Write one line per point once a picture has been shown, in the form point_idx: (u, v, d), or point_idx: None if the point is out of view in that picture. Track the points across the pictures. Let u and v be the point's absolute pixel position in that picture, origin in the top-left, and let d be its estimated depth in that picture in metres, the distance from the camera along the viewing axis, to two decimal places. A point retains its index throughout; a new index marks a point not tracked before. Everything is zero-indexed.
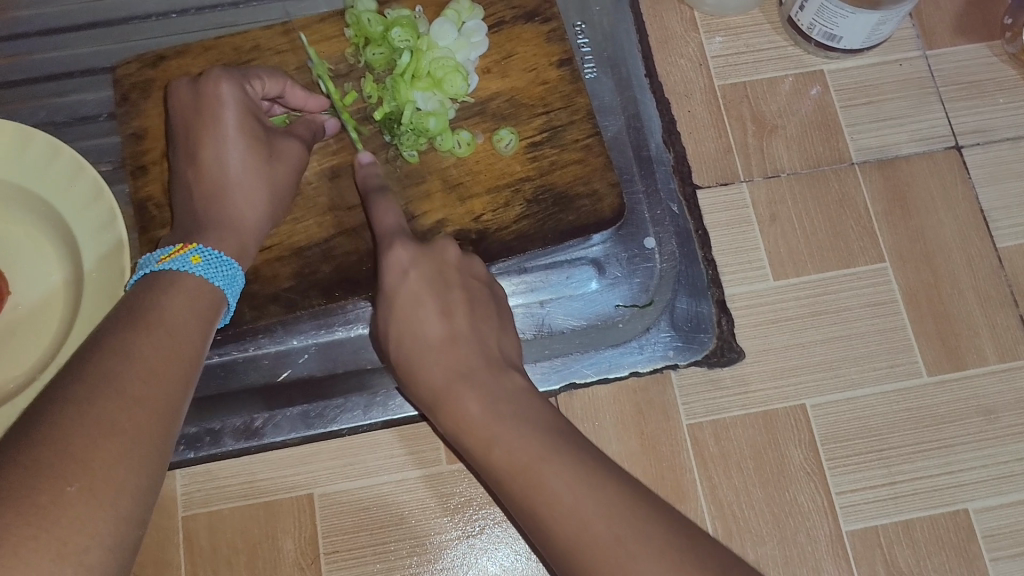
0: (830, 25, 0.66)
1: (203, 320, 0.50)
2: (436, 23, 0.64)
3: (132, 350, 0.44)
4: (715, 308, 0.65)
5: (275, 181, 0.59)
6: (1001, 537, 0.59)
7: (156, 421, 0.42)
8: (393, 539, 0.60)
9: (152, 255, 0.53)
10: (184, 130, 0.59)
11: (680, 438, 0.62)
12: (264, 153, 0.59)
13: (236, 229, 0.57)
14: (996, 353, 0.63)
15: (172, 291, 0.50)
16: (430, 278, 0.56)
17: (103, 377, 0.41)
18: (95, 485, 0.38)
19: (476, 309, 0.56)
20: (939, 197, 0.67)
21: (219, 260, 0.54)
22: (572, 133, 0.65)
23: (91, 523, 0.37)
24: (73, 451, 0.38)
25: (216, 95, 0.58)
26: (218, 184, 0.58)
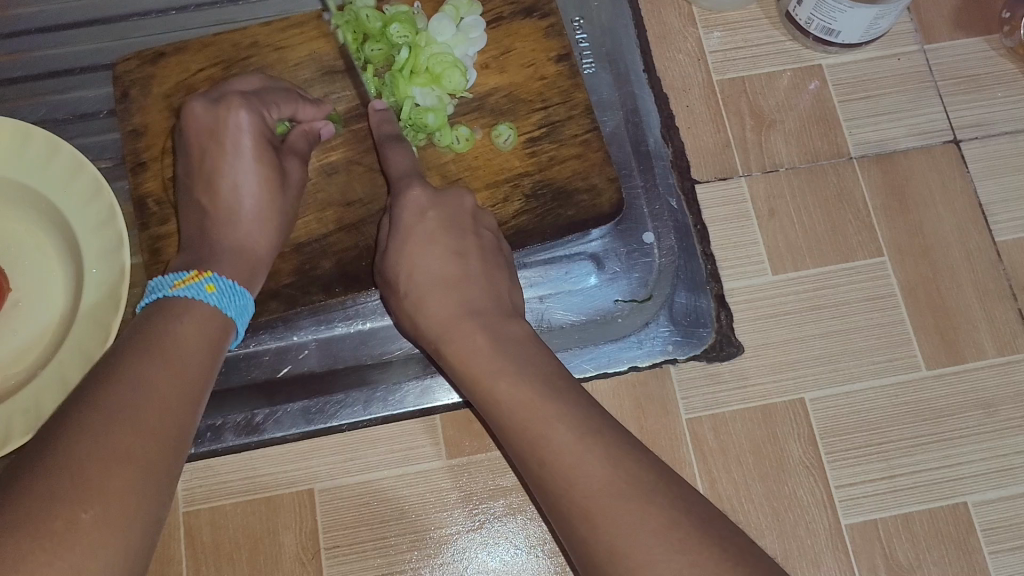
0: (828, 20, 0.66)
1: (214, 349, 0.50)
2: (434, 18, 0.64)
3: (145, 376, 0.44)
4: (714, 302, 0.65)
5: (287, 209, 0.60)
6: (1001, 529, 0.59)
7: (167, 448, 0.43)
8: (393, 534, 0.60)
9: (164, 279, 0.53)
10: (196, 152, 0.59)
11: (680, 433, 0.62)
12: (277, 180, 0.60)
13: (250, 257, 0.59)
14: (995, 346, 0.63)
15: (185, 319, 0.50)
16: (446, 221, 0.57)
17: (116, 402, 0.42)
18: (108, 513, 0.38)
19: (489, 258, 0.57)
20: (937, 190, 0.67)
21: (232, 290, 0.54)
22: (570, 128, 0.65)
23: (103, 551, 0.37)
24: (87, 477, 0.38)
25: (235, 123, 0.58)
26: (234, 213, 0.59)
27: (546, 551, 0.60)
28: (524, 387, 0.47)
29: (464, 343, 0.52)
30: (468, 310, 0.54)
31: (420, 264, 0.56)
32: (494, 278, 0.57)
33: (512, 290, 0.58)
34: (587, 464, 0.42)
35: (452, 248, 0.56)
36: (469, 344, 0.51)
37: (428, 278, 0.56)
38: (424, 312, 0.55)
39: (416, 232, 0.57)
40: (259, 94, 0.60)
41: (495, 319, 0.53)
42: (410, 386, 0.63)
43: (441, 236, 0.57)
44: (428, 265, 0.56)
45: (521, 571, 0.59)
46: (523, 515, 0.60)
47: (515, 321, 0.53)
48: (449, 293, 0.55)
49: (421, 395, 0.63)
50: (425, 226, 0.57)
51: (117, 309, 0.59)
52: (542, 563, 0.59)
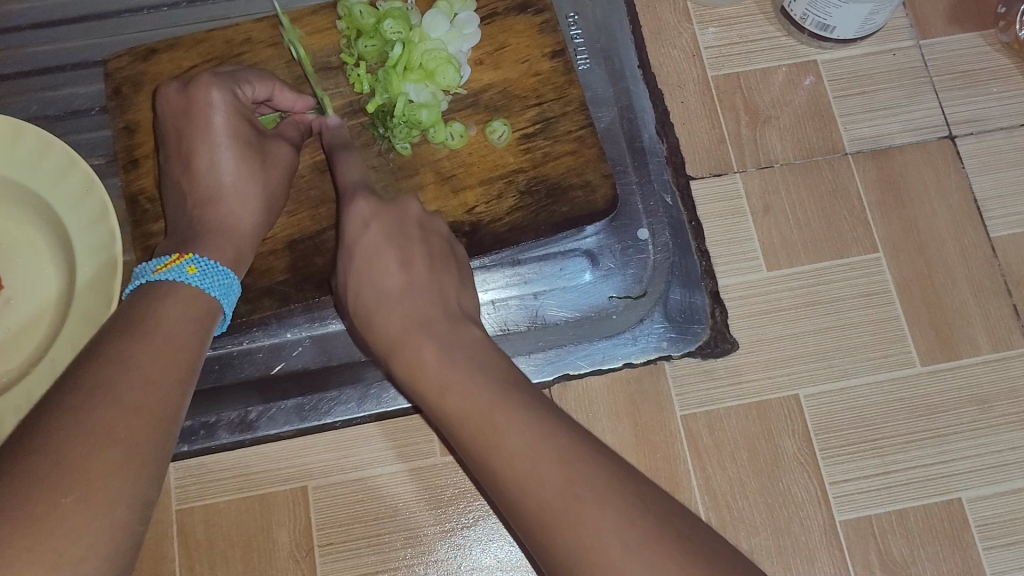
0: (823, 15, 0.66)
1: (202, 330, 0.50)
2: (428, 14, 0.64)
3: (130, 358, 0.44)
4: (708, 299, 0.65)
5: (269, 184, 0.60)
6: (995, 525, 0.59)
7: (156, 427, 0.42)
8: (387, 531, 0.60)
9: (147, 265, 0.53)
10: (174, 136, 0.59)
11: (675, 429, 0.62)
12: (255, 156, 0.59)
13: (231, 230, 0.58)
14: (990, 342, 0.63)
15: (170, 302, 0.50)
16: (390, 228, 0.56)
17: (100, 386, 0.42)
18: (92, 494, 0.38)
19: (438, 263, 0.55)
20: (932, 185, 0.67)
21: (215, 270, 0.54)
22: (565, 124, 0.65)
23: (87, 532, 0.37)
24: (70, 461, 0.38)
25: (205, 100, 0.58)
26: (212, 192, 0.58)
27: None
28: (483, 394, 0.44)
29: (423, 355, 0.48)
30: (419, 322, 0.50)
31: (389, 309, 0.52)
32: (443, 286, 0.54)
33: (463, 291, 0.55)
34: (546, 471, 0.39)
35: (396, 255, 0.55)
36: (427, 344, 0.48)
37: (382, 303, 0.53)
38: (377, 327, 0.52)
39: (361, 247, 0.55)
40: (231, 74, 0.60)
41: (443, 326, 0.50)
42: None
43: (387, 243, 0.55)
44: (379, 276, 0.54)
45: (515, 568, 0.59)
46: None
47: (466, 323, 0.51)
48: (393, 304, 0.52)
49: None
50: (371, 237, 0.56)
51: (109, 306, 0.59)
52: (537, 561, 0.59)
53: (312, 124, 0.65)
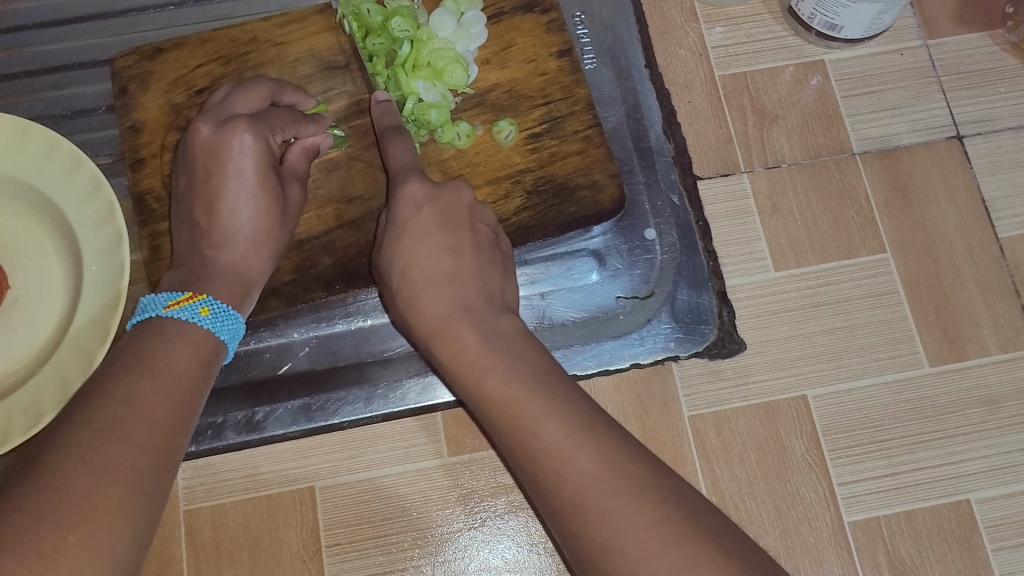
0: (831, 15, 0.66)
1: (205, 370, 0.50)
2: (435, 13, 0.63)
3: (136, 396, 0.44)
4: (716, 299, 0.65)
5: (283, 232, 0.59)
6: (1004, 527, 0.59)
7: (157, 469, 0.42)
8: (394, 531, 0.60)
9: (157, 297, 0.52)
10: (199, 173, 0.58)
11: (683, 430, 0.62)
12: (276, 204, 0.59)
13: (246, 280, 0.57)
14: (998, 343, 0.63)
15: (177, 339, 0.50)
16: (441, 218, 0.55)
17: (107, 424, 0.41)
18: (97, 533, 0.38)
19: (485, 256, 0.55)
20: (940, 186, 0.67)
21: (226, 313, 0.53)
22: (571, 124, 0.65)
23: (90, 574, 0.37)
24: (76, 499, 0.38)
25: (241, 147, 0.57)
26: (230, 235, 0.57)
27: (548, 549, 0.59)
28: (573, 437, 0.42)
29: (498, 390, 0.47)
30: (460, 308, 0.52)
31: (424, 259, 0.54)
32: (490, 276, 0.54)
33: (506, 285, 0.56)
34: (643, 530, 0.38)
35: (446, 243, 0.55)
36: (468, 333, 0.50)
37: (456, 343, 0.50)
38: (442, 342, 0.51)
39: (411, 227, 0.55)
40: (265, 117, 0.58)
41: (485, 316, 0.52)
42: (411, 384, 0.63)
43: (437, 232, 0.55)
44: (422, 259, 0.54)
45: (522, 569, 0.59)
46: (524, 513, 0.60)
47: (507, 316, 0.52)
48: (441, 292, 0.53)
49: (422, 393, 0.63)
50: (423, 221, 0.55)
51: (117, 307, 0.59)
52: (544, 561, 0.59)
53: (318, 147, 0.63)
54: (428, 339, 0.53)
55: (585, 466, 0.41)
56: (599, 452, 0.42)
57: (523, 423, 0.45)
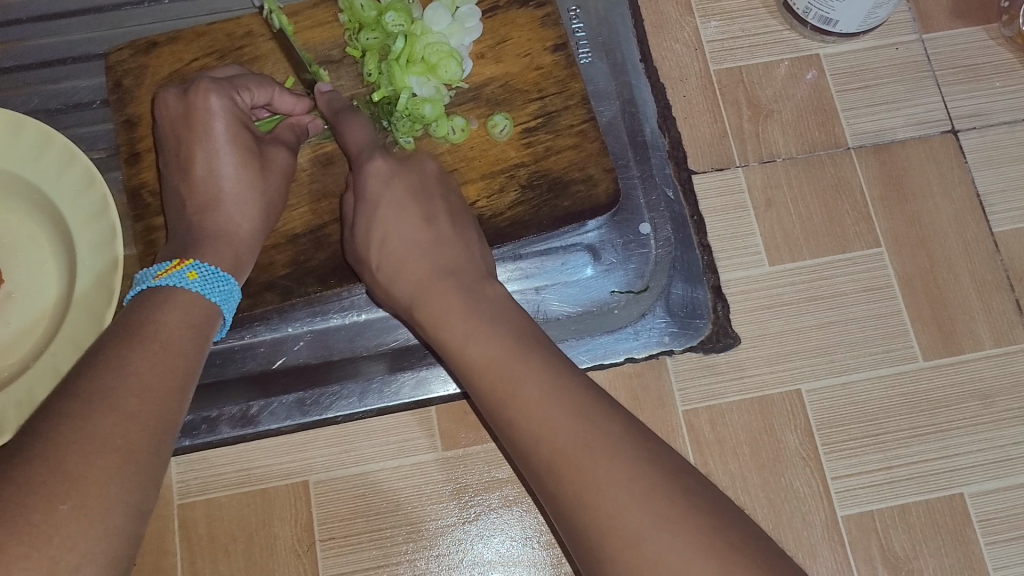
0: (827, 9, 0.65)
1: (197, 335, 0.50)
2: (430, 8, 0.63)
3: (126, 367, 0.44)
4: (710, 294, 0.65)
5: (269, 191, 0.59)
6: (997, 520, 0.59)
7: (149, 436, 0.42)
8: (389, 526, 0.60)
9: (148, 271, 0.53)
10: (173, 142, 0.59)
11: (677, 424, 0.62)
12: (255, 162, 0.58)
13: (231, 239, 0.57)
14: (992, 337, 0.63)
15: (166, 308, 0.50)
16: (413, 187, 0.57)
17: (95, 394, 0.41)
18: (88, 502, 0.37)
19: (459, 222, 0.57)
20: (935, 180, 0.67)
21: (216, 276, 0.53)
22: (566, 118, 0.64)
23: (83, 541, 0.37)
24: (65, 469, 0.38)
25: (204, 105, 0.57)
26: (211, 196, 0.58)
27: (542, 543, 0.60)
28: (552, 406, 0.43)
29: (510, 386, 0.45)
30: (434, 272, 0.53)
31: (393, 232, 0.56)
32: (465, 238, 0.56)
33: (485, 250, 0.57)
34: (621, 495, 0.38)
35: (418, 212, 0.56)
36: (447, 296, 0.51)
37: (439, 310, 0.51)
38: (426, 304, 0.52)
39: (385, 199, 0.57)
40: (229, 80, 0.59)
41: (468, 280, 0.53)
42: (406, 377, 0.63)
43: (410, 203, 0.57)
44: (401, 233, 0.56)
45: (517, 563, 0.59)
46: (519, 507, 0.60)
47: (490, 283, 0.53)
48: (422, 260, 0.54)
49: (417, 386, 0.63)
50: (395, 194, 0.57)
51: (110, 300, 0.59)
52: (539, 555, 0.59)
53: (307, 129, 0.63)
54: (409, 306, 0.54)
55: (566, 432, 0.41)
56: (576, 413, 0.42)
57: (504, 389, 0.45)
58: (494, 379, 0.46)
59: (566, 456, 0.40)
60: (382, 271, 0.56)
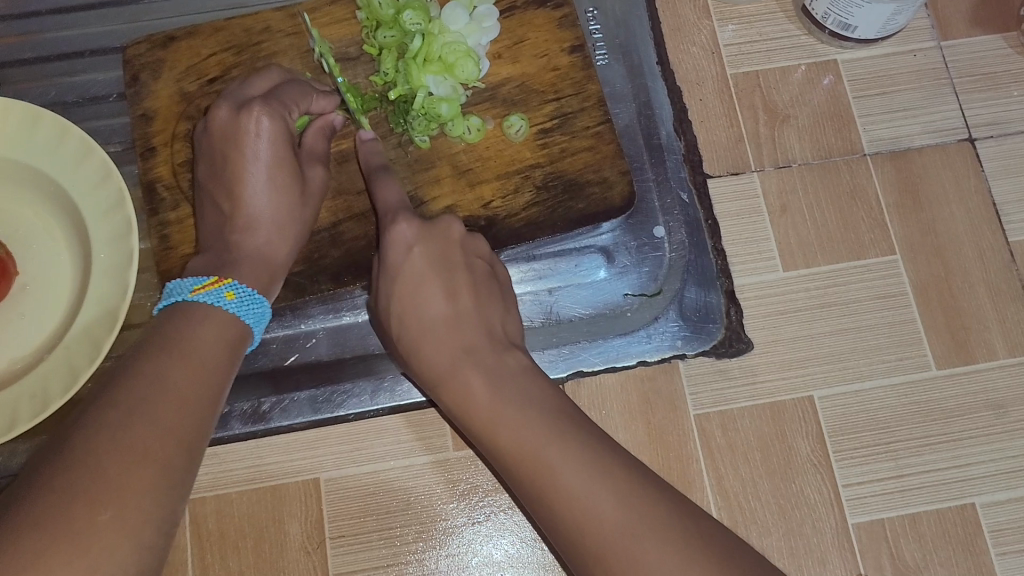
0: (846, 15, 0.65)
1: (231, 353, 0.50)
2: (447, 7, 0.63)
3: (162, 378, 0.44)
4: (724, 297, 0.65)
5: (306, 216, 0.60)
6: (1007, 531, 0.59)
7: (184, 452, 0.42)
8: (398, 525, 0.60)
9: (183, 283, 0.52)
10: (217, 158, 0.59)
11: (688, 428, 0.62)
12: (296, 187, 0.59)
13: (269, 264, 0.58)
14: (1006, 347, 0.63)
15: (204, 321, 0.50)
16: (435, 257, 0.56)
17: (134, 404, 0.42)
18: (127, 510, 0.38)
19: (481, 293, 0.57)
20: (951, 189, 0.67)
21: (251, 298, 0.53)
22: (582, 120, 0.64)
23: (122, 549, 0.37)
24: (106, 477, 0.38)
25: (259, 131, 0.58)
26: (252, 219, 0.58)
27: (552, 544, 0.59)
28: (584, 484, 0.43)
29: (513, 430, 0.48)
30: (466, 352, 0.53)
31: (412, 310, 0.56)
32: (486, 315, 0.56)
33: (506, 319, 0.57)
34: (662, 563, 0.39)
35: (442, 286, 0.56)
36: (471, 379, 0.52)
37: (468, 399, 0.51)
38: (446, 393, 0.53)
39: (407, 274, 0.56)
40: (277, 95, 0.59)
41: (488, 359, 0.53)
42: None
43: (431, 274, 0.56)
44: (420, 312, 0.55)
45: (527, 564, 0.59)
46: None
47: (511, 356, 0.53)
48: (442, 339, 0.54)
49: None
50: (415, 264, 0.56)
51: (126, 294, 0.59)
52: (548, 557, 0.59)
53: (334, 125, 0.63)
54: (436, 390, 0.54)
55: (605, 511, 0.42)
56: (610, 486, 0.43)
57: (537, 477, 0.45)
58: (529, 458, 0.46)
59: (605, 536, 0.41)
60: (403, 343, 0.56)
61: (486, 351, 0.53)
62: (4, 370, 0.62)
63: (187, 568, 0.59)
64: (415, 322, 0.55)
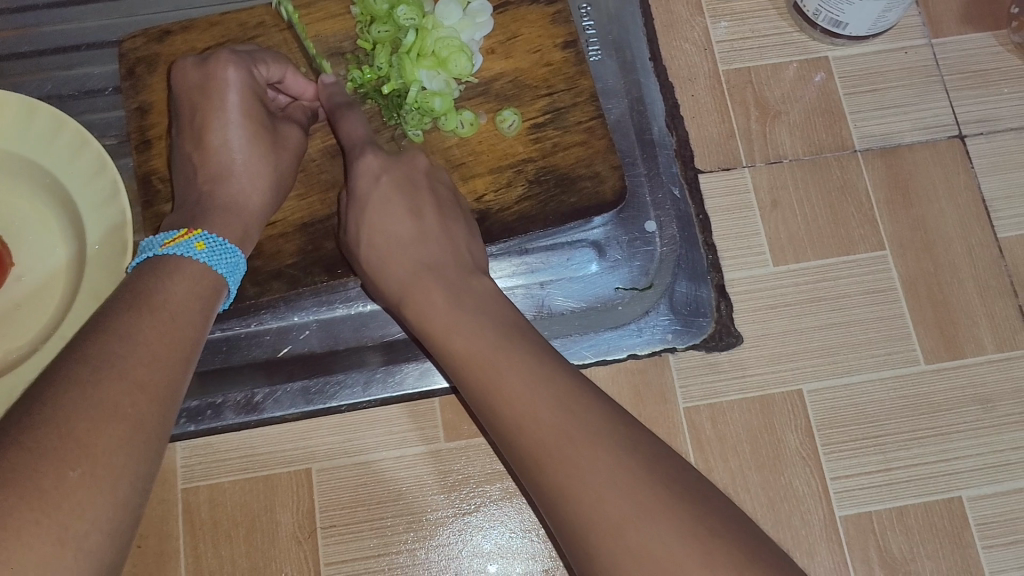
0: (837, 12, 0.66)
1: (204, 308, 0.50)
2: (440, 2, 0.64)
3: (134, 334, 0.44)
4: (714, 292, 0.65)
5: (279, 166, 0.60)
6: (993, 524, 0.60)
7: (156, 408, 0.42)
8: (389, 515, 0.61)
9: (154, 239, 0.53)
10: (187, 113, 0.59)
11: (678, 421, 0.63)
12: (265, 136, 0.59)
13: (239, 212, 0.57)
14: (995, 341, 0.63)
15: (175, 277, 0.50)
16: (401, 182, 0.58)
17: (105, 360, 0.42)
18: (96, 469, 0.38)
19: (447, 214, 0.58)
20: (941, 185, 0.67)
21: (222, 248, 0.54)
22: (574, 115, 0.65)
23: (91, 508, 0.37)
24: (75, 434, 0.38)
25: (220, 76, 0.58)
26: (223, 168, 0.58)
27: (542, 535, 0.60)
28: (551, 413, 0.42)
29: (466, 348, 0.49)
30: (426, 270, 0.54)
31: (377, 224, 0.57)
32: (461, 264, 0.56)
33: (473, 241, 0.58)
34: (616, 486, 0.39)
35: (406, 207, 0.57)
36: (432, 292, 0.52)
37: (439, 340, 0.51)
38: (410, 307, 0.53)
39: (374, 195, 0.57)
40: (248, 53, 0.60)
41: (461, 297, 0.52)
42: (409, 369, 0.64)
43: (396, 196, 0.57)
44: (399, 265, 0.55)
45: (516, 554, 0.60)
46: (520, 499, 0.61)
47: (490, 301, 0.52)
48: (404, 256, 0.55)
49: (420, 377, 0.63)
50: (383, 189, 0.57)
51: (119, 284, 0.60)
52: (537, 547, 0.60)
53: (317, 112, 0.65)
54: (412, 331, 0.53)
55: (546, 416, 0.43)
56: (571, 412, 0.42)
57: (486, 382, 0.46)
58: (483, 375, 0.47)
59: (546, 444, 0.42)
60: (370, 268, 0.57)
61: (448, 267, 0.54)
62: (1, 361, 0.62)
63: (180, 556, 0.60)
64: (379, 245, 0.56)
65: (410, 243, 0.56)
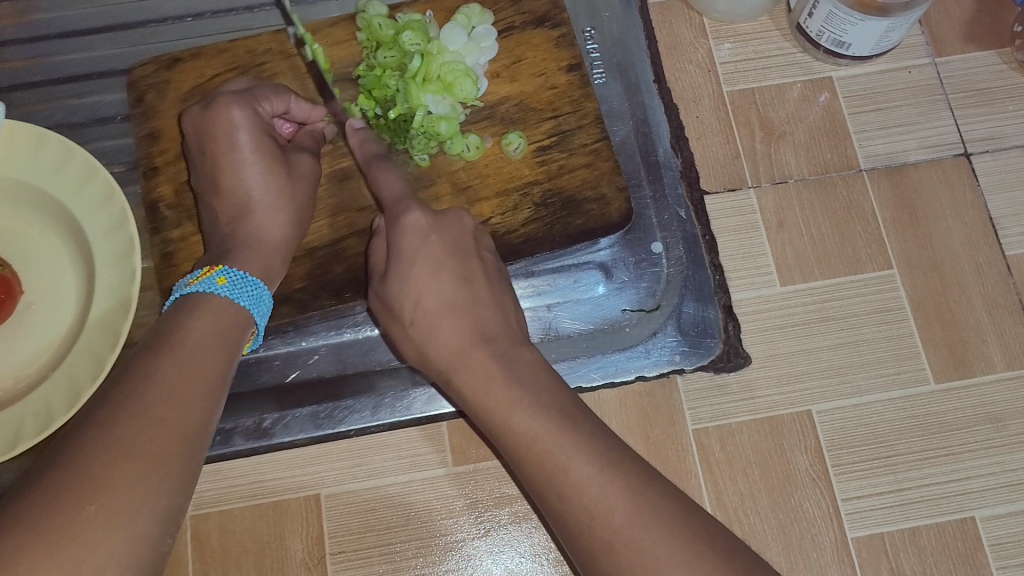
0: (840, 33, 0.66)
1: (229, 339, 0.50)
2: (447, 27, 0.64)
3: (153, 370, 0.44)
4: (722, 313, 0.65)
5: (294, 196, 0.60)
6: (1008, 544, 0.59)
7: (181, 438, 0.42)
8: (399, 541, 0.60)
9: (182, 282, 0.54)
10: (197, 151, 0.60)
11: (688, 443, 0.62)
12: (281, 169, 0.60)
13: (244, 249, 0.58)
14: (1005, 360, 0.63)
15: (197, 312, 0.50)
16: (449, 245, 0.56)
17: (122, 399, 0.42)
18: (113, 504, 0.38)
19: (493, 283, 0.56)
20: (947, 203, 0.67)
21: (245, 281, 0.54)
22: (580, 137, 0.65)
23: (106, 544, 0.37)
24: (90, 472, 0.38)
25: (226, 116, 0.59)
26: (243, 203, 0.59)
27: (552, 559, 0.60)
28: (542, 419, 0.46)
29: (436, 290, 0.54)
30: (476, 337, 0.52)
31: (426, 290, 0.54)
32: (500, 301, 0.55)
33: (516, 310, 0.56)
34: (611, 497, 0.42)
35: (457, 272, 0.55)
36: (485, 360, 0.50)
37: (435, 307, 0.54)
38: (461, 376, 0.51)
39: (422, 257, 0.55)
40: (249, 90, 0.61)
41: (506, 344, 0.52)
42: (417, 393, 0.64)
43: (444, 260, 0.55)
44: (435, 290, 0.54)
45: None
46: (530, 523, 0.60)
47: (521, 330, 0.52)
48: (455, 320, 0.53)
49: (428, 402, 0.63)
50: (430, 251, 0.56)
51: (128, 312, 0.60)
52: (548, 572, 0.59)
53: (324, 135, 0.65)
54: (443, 368, 0.53)
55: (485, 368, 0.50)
56: (630, 501, 0.42)
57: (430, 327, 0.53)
58: (427, 314, 0.54)
59: (483, 393, 0.49)
60: (415, 328, 0.54)
61: (501, 337, 0.52)
62: (10, 388, 0.63)
63: None
64: (428, 307, 0.54)
65: (463, 311, 0.53)
